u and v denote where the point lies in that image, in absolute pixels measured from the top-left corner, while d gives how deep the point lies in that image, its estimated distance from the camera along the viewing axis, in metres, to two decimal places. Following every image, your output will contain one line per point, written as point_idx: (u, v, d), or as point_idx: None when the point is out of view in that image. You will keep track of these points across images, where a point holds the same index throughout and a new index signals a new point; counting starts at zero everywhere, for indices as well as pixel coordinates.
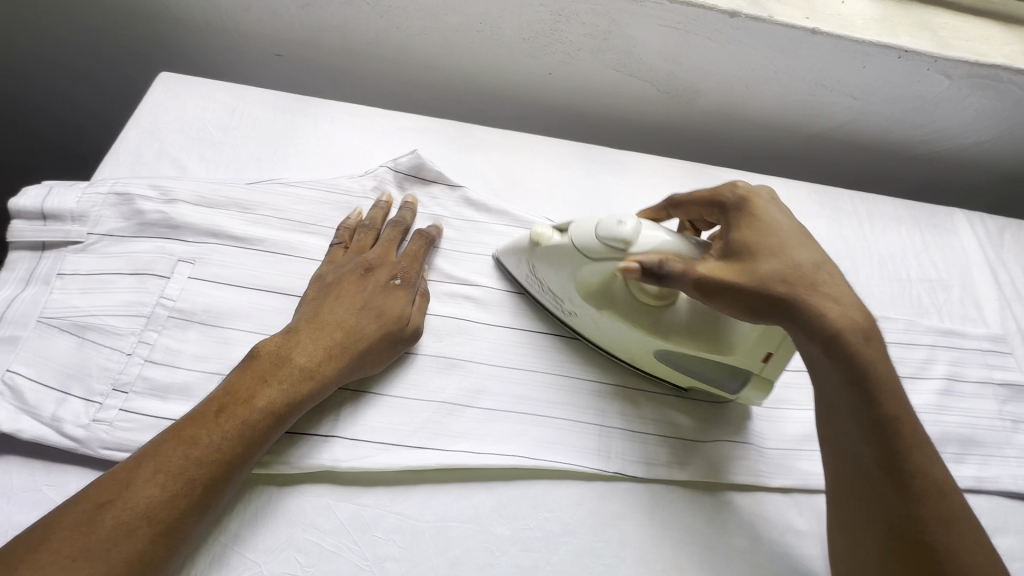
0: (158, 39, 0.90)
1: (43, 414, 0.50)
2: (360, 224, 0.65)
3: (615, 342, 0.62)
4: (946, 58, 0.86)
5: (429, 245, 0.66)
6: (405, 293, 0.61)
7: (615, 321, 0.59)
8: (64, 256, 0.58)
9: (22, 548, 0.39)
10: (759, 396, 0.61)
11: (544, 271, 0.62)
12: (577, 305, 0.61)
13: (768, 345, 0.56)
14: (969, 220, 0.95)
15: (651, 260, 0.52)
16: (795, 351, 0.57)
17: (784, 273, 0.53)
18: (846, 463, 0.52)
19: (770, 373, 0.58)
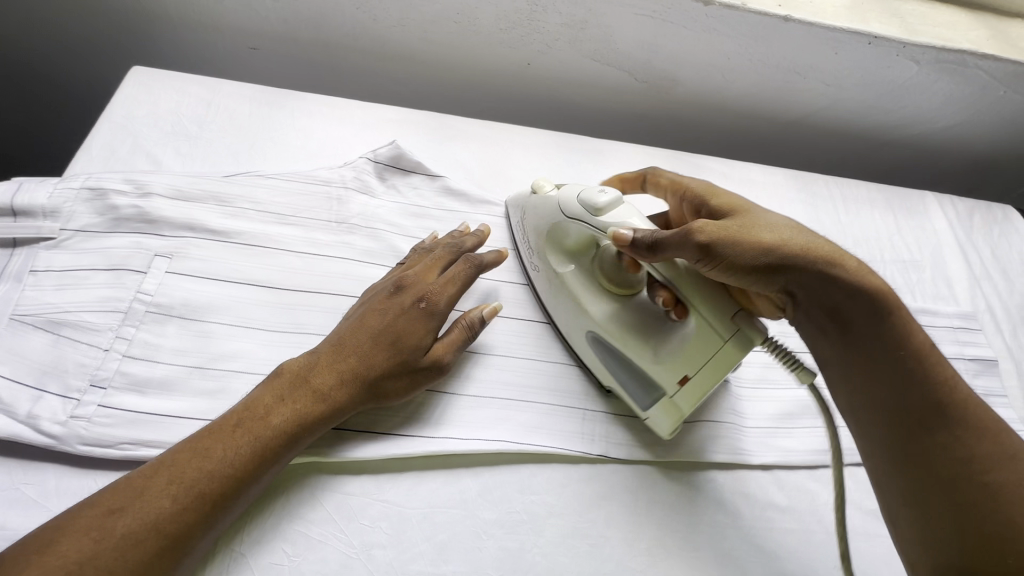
0: (129, 34, 0.88)
1: (18, 413, 0.49)
2: (422, 246, 0.65)
3: (553, 309, 0.65)
4: (914, 44, 0.88)
5: (475, 270, 0.61)
6: (427, 319, 0.57)
7: (564, 285, 0.62)
8: (36, 252, 0.57)
9: (33, 546, 0.39)
10: (664, 427, 0.59)
11: (530, 224, 0.67)
12: (545, 258, 0.65)
13: (686, 368, 0.55)
14: (939, 202, 0.97)
15: (646, 233, 0.55)
16: (712, 387, 0.54)
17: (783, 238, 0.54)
18: (884, 433, 0.52)
19: (683, 402, 0.56)
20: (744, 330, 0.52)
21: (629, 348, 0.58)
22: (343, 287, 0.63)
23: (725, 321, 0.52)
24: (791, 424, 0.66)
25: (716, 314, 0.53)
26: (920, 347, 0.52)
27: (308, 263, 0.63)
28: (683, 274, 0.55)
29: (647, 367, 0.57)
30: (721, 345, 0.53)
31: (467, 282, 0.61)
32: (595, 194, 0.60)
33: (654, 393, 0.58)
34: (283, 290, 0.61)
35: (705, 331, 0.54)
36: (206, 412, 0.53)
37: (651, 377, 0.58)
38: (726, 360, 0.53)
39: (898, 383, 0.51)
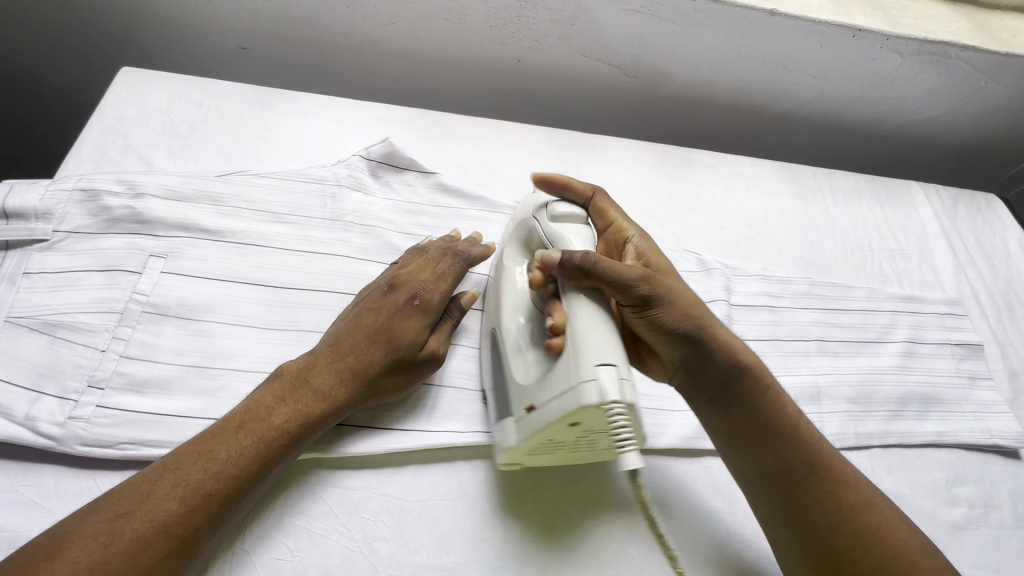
0: (117, 36, 0.88)
1: (16, 415, 0.49)
2: (417, 247, 0.65)
3: (487, 304, 0.62)
4: (897, 36, 0.89)
5: (464, 266, 0.62)
6: (421, 315, 0.57)
7: (503, 277, 0.59)
8: (29, 254, 0.57)
9: (39, 553, 0.38)
10: (500, 452, 0.53)
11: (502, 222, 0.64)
12: (503, 250, 0.61)
13: (535, 395, 0.49)
14: (925, 192, 0.99)
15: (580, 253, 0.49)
16: (543, 431, 0.48)
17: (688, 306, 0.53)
18: (770, 493, 0.52)
19: (519, 433, 0.50)
20: (599, 382, 0.44)
21: (510, 359, 0.54)
22: (339, 284, 0.63)
23: (587, 362, 0.45)
24: None
25: (586, 353, 0.46)
26: (794, 415, 0.54)
27: (303, 261, 0.63)
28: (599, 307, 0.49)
29: (511, 382, 0.53)
30: (572, 384, 0.45)
31: (457, 278, 0.61)
32: (558, 202, 0.57)
33: (507, 412, 0.53)
34: (279, 288, 0.61)
35: (567, 365, 0.47)
36: (205, 410, 0.53)
37: (509, 393, 0.53)
38: (566, 403, 0.46)
39: (783, 444, 0.53)
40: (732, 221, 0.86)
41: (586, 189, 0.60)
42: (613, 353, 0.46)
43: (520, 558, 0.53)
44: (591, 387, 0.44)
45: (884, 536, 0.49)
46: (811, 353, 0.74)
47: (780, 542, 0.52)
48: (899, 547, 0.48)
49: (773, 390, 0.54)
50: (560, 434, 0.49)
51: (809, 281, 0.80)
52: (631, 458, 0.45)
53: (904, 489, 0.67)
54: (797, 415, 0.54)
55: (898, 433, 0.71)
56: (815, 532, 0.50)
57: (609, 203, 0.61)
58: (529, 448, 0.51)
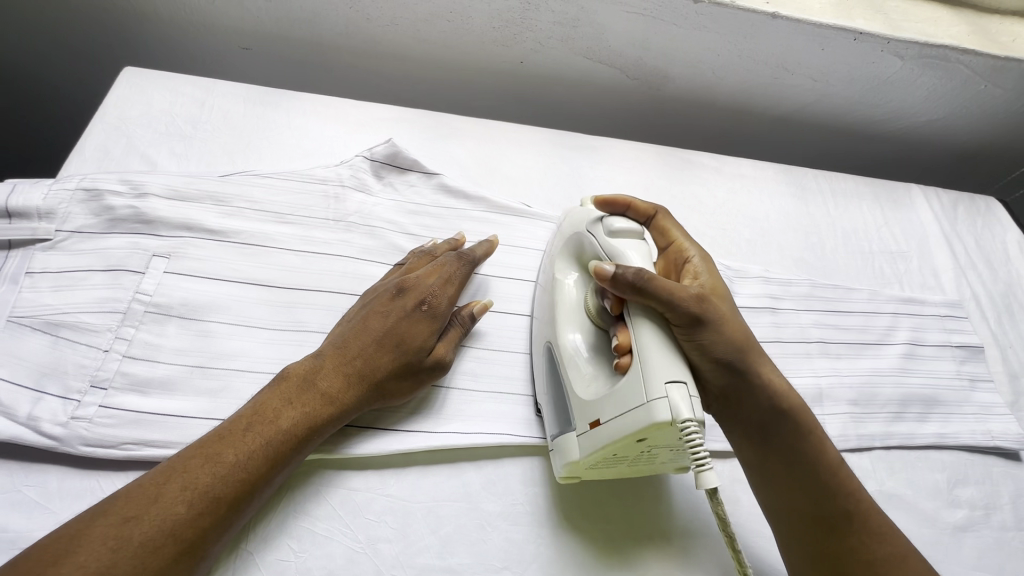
0: (118, 34, 0.88)
1: (18, 415, 0.49)
2: (422, 249, 0.65)
3: (538, 316, 0.63)
4: (898, 40, 0.89)
5: (470, 268, 0.62)
6: (430, 319, 0.57)
7: (557, 290, 0.60)
8: (32, 254, 0.57)
9: (48, 557, 0.38)
10: (562, 466, 0.53)
11: (557, 235, 0.64)
12: (554, 262, 0.62)
13: (603, 409, 0.49)
14: (925, 195, 0.99)
15: (631, 268, 0.49)
16: (610, 447, 0.48)
17: (738, 337, 0.52)
18: (798, 534, 0.53)
19: (580, 446, 0.51)
20: (671, 401, 0.44)
21: (568, 371, 0.55)
22: (342, 285, 0.63)
23: (656, 380, 0.45)
24: None
25: (653, 370, 0.46)
26: (834, 460, 0.55)
27: (306, 261, 0.63)
28: (659, 325, 0.49)
29: (572, 395, 0.53)
30: (642, 402, 0.45)
31: (463, 280, 0.61)
32: (615, 218, 0.56)
33: (569, 425, 0.53)
34: (282, 288, 0.61)
35: (634, 382, 0.47)
36: (208, 411, 0.53)
37: (570, 405, 0.53)
38: (635, 422, 0.45)
39: (819, 489, 0.53)
40: (734, 223, 0.87)
41: (649, 208, 0.62)
42: (679, 371, 0.46)
43: (524, 560, 0.53)
44: (662, 405, 0.44)
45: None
46: (813, 355, 0.74)
47: None
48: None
49: (814, 432, 0.55)
50: (627, 450, 0.48)
51: (811, 283, 0.80)
52: (709, 476, 0.43)
53: (906, 491, 0.67)
54: (838, 462, 0.55)
55: (899, 434, 0.71)
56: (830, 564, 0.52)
57: (673, 222, 0.62)
58: (592, 463, 0.51)
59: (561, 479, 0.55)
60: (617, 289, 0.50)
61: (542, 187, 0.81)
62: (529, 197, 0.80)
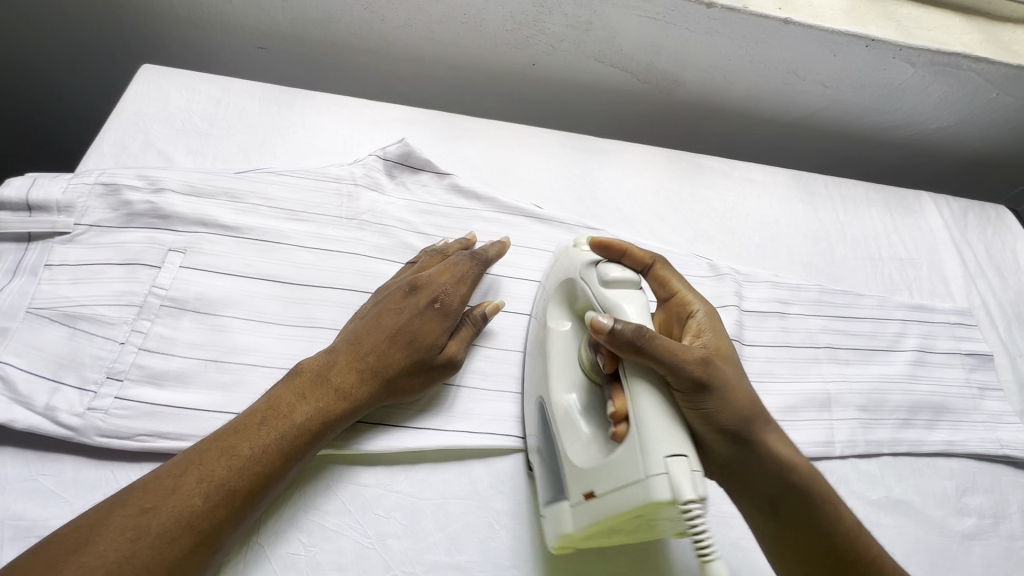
0: (137, 32, 0.89)
1: (36, 404, 0.50)
2: (434, 248, 0.65)
3: (533, 363, 0.59)
4: (910, 47, 0.90)
5: (482, 267, 0.63)
6: (441, 318, 0.57)
7: (549, 341, 0.56)
8: (51, 247, 0.58)
9: (68, 545, 0.39)
10: (555, 535, 0.50)
11: (550, 275, 0.60)
12: (547, 309, 0.58)
13: (597, 481, 0.45)
14: (935, 203, 0.99)
15: (630, 324, 0.45)
16: (609, 522, 0.45)
17: (744, 405, 0.49)
18: None
19: (574, 518, 0.48)
20: (672, 478, 0.40)
21: (562, 434, 0.51)
22: (354, 282, 0.64)
23: (655, 454, 0.41)
24: (794, 418, 0.68)
25: (652, 442, 0.42)
26: (852, 525, 0.53)
27: (319, 258, 0.64)
28: (658, 391, 0.45)
29: (566, 461, 0.50)
30: (640, 477, 0.42)
31: (475, 279, 0.62)
32: (610, 264, 0.51)
33: (562, 494, 0.50)
34: (295, 284, 0.62)
35: (632, 454, 0.43)
36: (222, 405, 0.54)
37: (565, 474, 0.50)
38: (633, 499, 0.42)
39: (838, 558, 0.52)
40: (744, 228, 0.87)
41: (646, 256, 0.56)
42: (680, 442, 0.42)
43: (531, 559, 0.53)
44: (662, 482, 0.41)
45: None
46: (821, 360, 0.74)
47: None
48: None
49: (825, 498, 0.53)
50: (625, 523, 0.45)
51: (820, 288, 0.80)
52: (717, 566, 0.40)
53: (915, 498, 0.67)
54: (856, 525, 0.53)
55: (908, 441, 0.71)
56: None
57: (670, 270, 0.57)
58: (587, 534, 0.48)
59: (554, 548, 0.51)
60: (613, 346, 0.45)
61: (553, 188, 0.82)
62: (539, 198, 0.80)
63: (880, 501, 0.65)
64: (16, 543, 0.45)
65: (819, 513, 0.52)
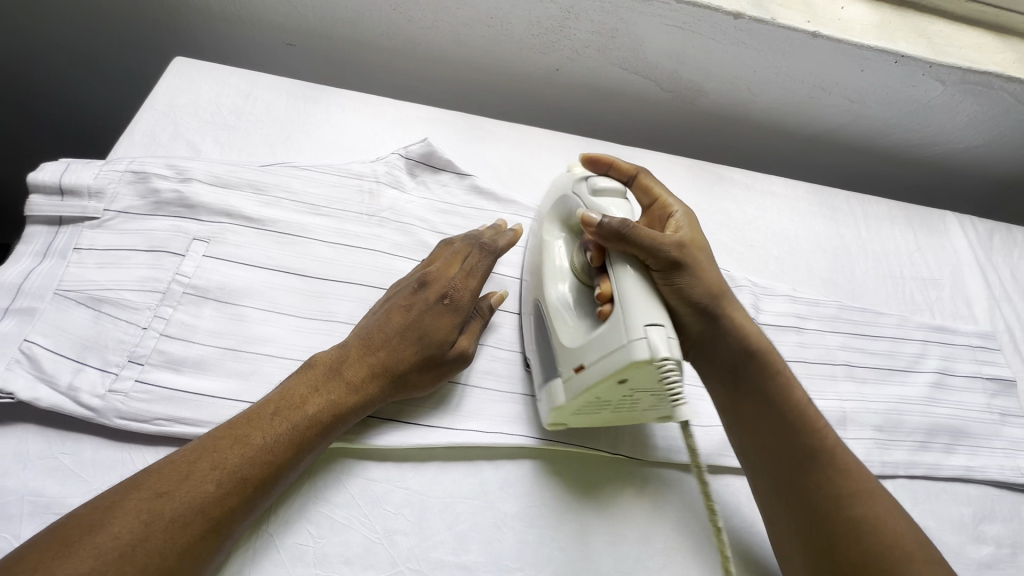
0: (171, 26, 0.91)
1: (59, 384, 0.51)
2: (444, 242, 0.65)
3: (527, 278, 0.64)
4: (940, 65, 0.89)
5: (491, 261, 0.63)
6: (451, 313, 0.58)
7: (544, 252, 0.61)
8: (81, 231, 0.59)
9: (83, 526, 0.39)
10: (550, 412, 0.55)
11: (543, 199, 0.66)
12: (542, 225, 0.64)
13: (586, 355, 0.50)
14: (960, 223, 0.97)
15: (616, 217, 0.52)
16: (596, 390, 0.50)
17: (713, 285, 0.56)
18: (784, 493, 0.54)
19: (566, 392, 0.52)
20: (650, 342, 0.46)
21: (554, 324, 0.56)
22: (372, 278, 0.64)
23: (636, 322, 0.47)
24: None
25: (635, 313, 0.47)
26: (804, 403, 0.57)
27: (338, 253, 0.65)
28: (640, 272, 0.51)
29: (558, 343, 0.54)
30: (622, 343, 0.47)
31: (485, 272, 0.62)
32: (600, 178, 0.59)
33: (553, 374, 0.55)
34: (314, 278, 0.62)
35: (616, 327, 0.48)
36: (239, 393, 0.54)
37: (556, 356, 0.55)
38: (616, 363, 0.47)
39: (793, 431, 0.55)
40: (763, 241, 0.86)
41: (630, 168, 0.64)
42: (659, 315, 0.48)
43: (536, 562, 0.53)
44: (642, 345, 0.46)
45: (882, 523, 0.50)
46: (838, 378, 0.73)
47: (790, 535, 0.53)
48: (899, 541, 0.49)
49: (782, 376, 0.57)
50: (609, 394, 0.50)
51: (839, 305, 0.79)
52: (684, 412, 0.47)
53: (930, 523, 0.65)
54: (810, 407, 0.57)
55: (924, 464, 0.69)
56: (818, 523, 0.51)
57: (653, 180, 0.64)
58: (577, 407, 0.53)
59: (549, 425, 0.56)
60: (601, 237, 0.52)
61: None
62: None
63: None
64: (34, 519, 0.46)
65: (776, 387, 0.57)
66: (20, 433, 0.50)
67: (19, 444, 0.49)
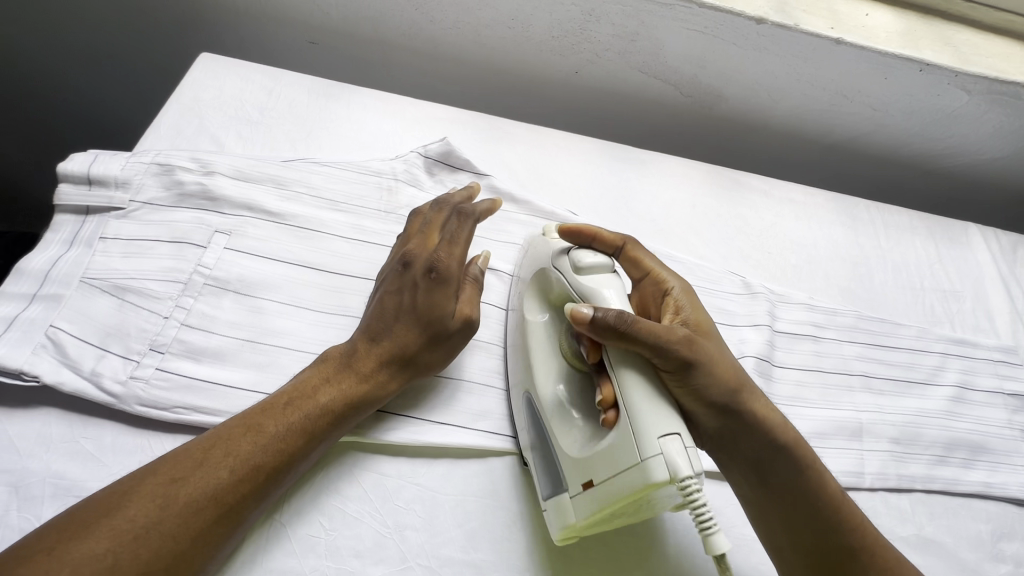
0: (197, 24, 0.93)
1: (82, 369, 0.52)
2: (418, 215, 0.64)
3: (513, 357, 0.61)
4: (966, 74, 0.87)
5: (470, 223, 0.61)
6: (443, 283, 0.56)
7: (529, 336, 0.58)
8: (107, 221, 0.60)
9: (101, 507, 0.40)
10: (557, 529, 0.51)
11: (524, 272, 0.63)
12: (525, 302, 0.61)
13: (596, 471, 0.47)
14: (983, 236, 0.95)
15: (608, 310, 0.46)
16: (611, 507, 0.46)
17: (734, 379, 0.50)
18: None
19: (577, 509, 0.49)
20: (667, 457, 0.42)
21: (556, 427, 0.52)
22: None
23: (649, 437, 0.43)
24: (822, 444, 0.67)
25: (643, 426, 0.43)
26: (835, 494, 0.54)
27: (357, 249, 0.65)
28: (646, 374, 0.46)
29: (563, 452, 0.51)
30: (635, 461, 0.43)
31: (467, 235, 0.60)
32: (581, 252, 0.53)
33: (560, 486, 0.51)
34: (332, 273, 0.63)
35: (626, 441, 0.44)
36: (256, 384, 0.55)
37: (562, 466, 0.51)
38: (631, 484, 0.43)
39: (825, 530, 0.53)
40: (781, 248, 0.85)
41: (617, 238, 0.58)
42: (672, 422, 0.44)
43: (546, 563, 0.53)
44: (658, 463, 0.42)
45: None
46: (854, 389, 0.72)
47: None
48: None
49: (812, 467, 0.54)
50: (624, 507, 0.47)
51: (857, 315, 0.78)
52: (719, 539, 0.43)
53: (947, 539, 0.64)
54: (839, 494, 0.55)
55: (942, 479, 0.68)
56: None
57: (642, 251, 0.58)
58: (589, 523, 0.49)
59: (558, 540, 0.51)
60: (598, 335, 0.46)
61: (589, 194, 0.82)
62: (573, 203, 0.80)
63: (909, 538, 0.63)
64: (55, 501, 0.47)
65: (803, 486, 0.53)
66: (45, 416, 0.51)
67: (43, 427, 0.50)
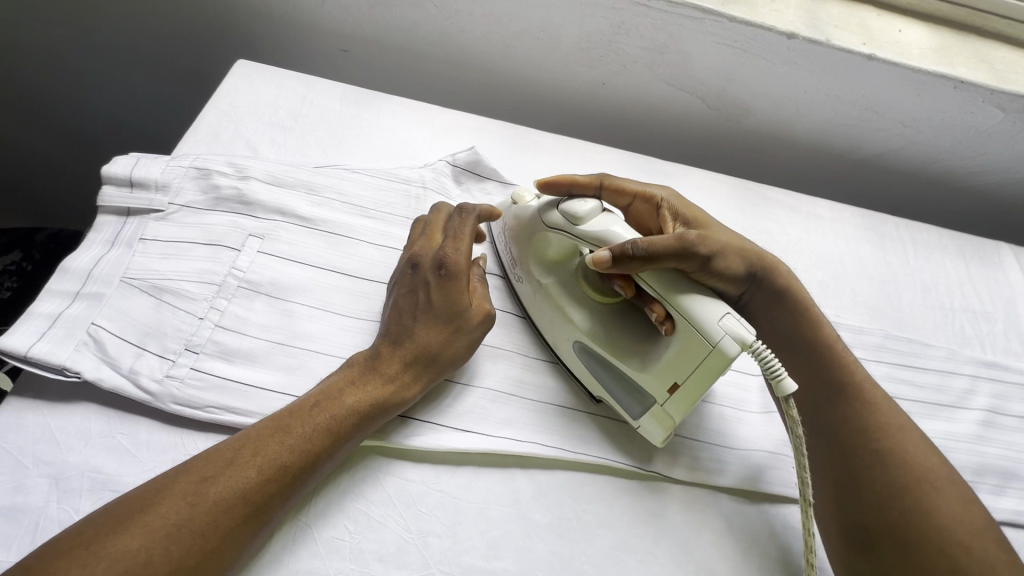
0: (233, 33, 0.96)
1: (121, 366, 0.53)
2: (419, 220, 0.65)
3: (539, 317, 0.65)
4: (1002, 91, 0.86)
5: (474, 220, 0.63)
6: (454, 277, 0.58)
7: (555, 293, 0.63)
8: (147, 222, 0.62)
9: (138, 502, 0.41)
10: (658, 435, 0.58)
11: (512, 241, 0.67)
12: (529, 266, 0.65)
13: (675, 374, 0.54)
14: (1016, 257, 0.93)
15: (625, 246, 0.54)
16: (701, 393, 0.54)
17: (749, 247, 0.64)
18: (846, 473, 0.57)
19: (671, 408, 0.56)
20: (731, 333, 0.49)
21: (621, 359, 0.58)
22: None
23: (711, 327, 0.50)
24: None
25: (702, 320, 0.51)
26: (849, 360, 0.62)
27: (385, 255, 0.66)
28: (679, 278, 0.54)
29: (638, 374, 0.57)
30: (709, 348, 0.50)
31: (472, 232, 0.62)
32: (571, 206, 0.59)
33: (647, 400, 0.57)
34: (361, 279, 0.64)
35: (692, 339, 0.51)
36: (285, 386, 0.56)
37: (643, 384, 0.57)
38: (714, 365, 0.51)
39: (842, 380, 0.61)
40: (806, 263, 0.84)
41: (594, 179, 0.66)
42: (719, 307, 0.51)
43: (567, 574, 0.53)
44: (728, 341, 0.49)
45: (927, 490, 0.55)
46: None
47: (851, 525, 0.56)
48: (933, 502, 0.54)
49: (813, 316, 0.64)
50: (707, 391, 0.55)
51: (884, 334, 0.77)
52: (787, 383, 0.50)
53: None
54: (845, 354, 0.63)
55: None
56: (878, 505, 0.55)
57: (617, 181, 0.67)
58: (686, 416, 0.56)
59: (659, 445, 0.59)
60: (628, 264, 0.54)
61: None
62: None
63: None
64: (92, 495, 0.48)
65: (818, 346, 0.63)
66: (84, 411, 0.52)
67: (82, 422, 0.52)
